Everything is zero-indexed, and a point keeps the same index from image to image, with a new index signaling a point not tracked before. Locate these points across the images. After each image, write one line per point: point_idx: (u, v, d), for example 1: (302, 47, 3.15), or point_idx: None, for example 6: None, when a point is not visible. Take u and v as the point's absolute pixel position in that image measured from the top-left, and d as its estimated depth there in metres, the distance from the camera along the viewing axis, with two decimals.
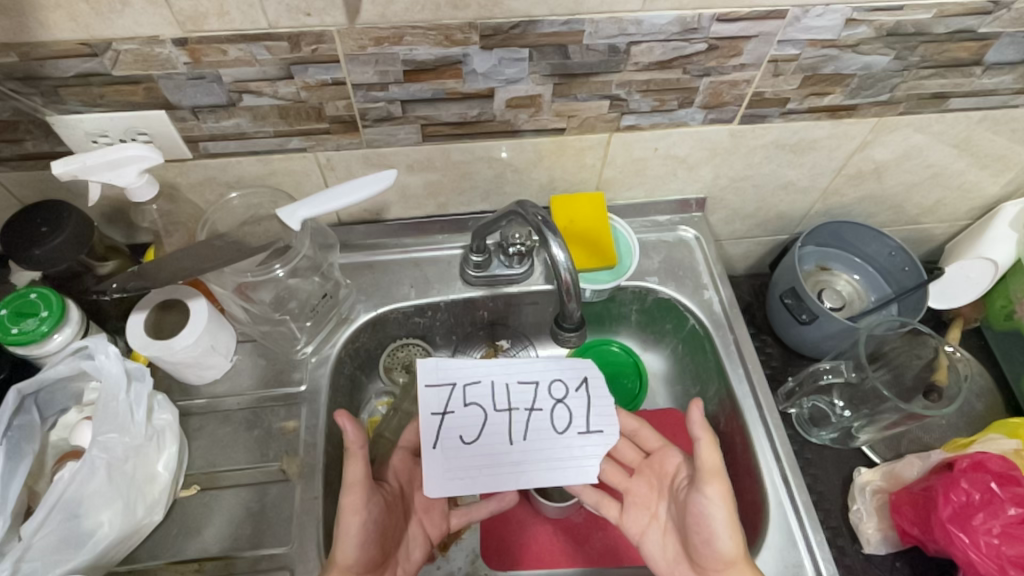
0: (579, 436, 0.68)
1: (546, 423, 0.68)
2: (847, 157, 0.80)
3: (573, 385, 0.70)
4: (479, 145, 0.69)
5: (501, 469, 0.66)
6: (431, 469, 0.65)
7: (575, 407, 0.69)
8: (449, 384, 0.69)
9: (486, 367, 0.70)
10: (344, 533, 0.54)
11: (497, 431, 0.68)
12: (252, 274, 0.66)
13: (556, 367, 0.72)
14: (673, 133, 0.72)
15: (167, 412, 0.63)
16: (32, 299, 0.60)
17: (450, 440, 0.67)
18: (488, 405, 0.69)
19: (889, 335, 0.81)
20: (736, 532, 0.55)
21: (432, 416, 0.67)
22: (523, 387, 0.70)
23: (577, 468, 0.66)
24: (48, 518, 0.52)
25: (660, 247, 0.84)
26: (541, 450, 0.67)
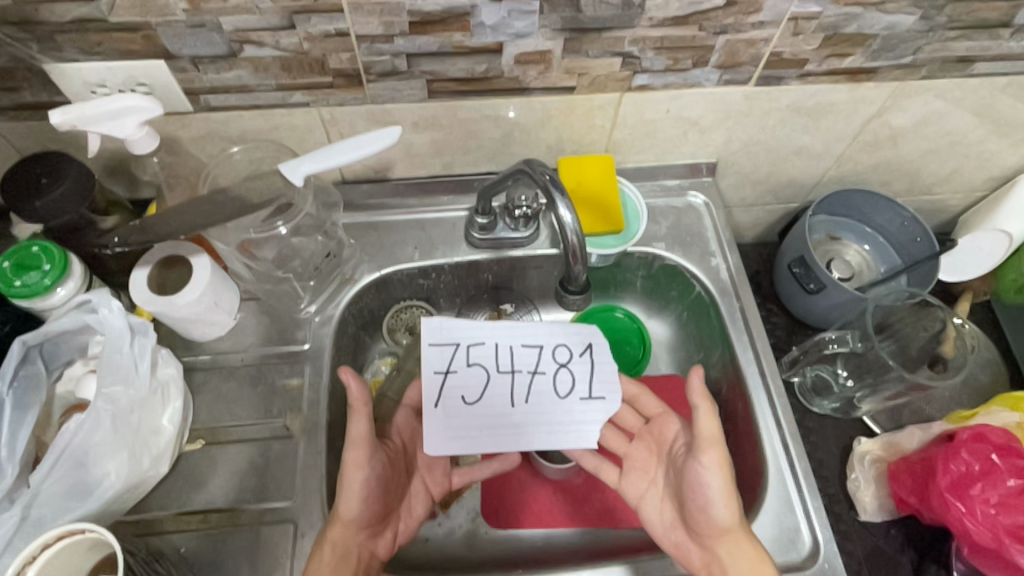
0: (580, 401, 0.67)
1: (548, 388, 0.67)
2: (864, 123, 0.78)
3: (577, 350, 0.69)
4: (486, 103, 0.68)
5: (501, 431, 0.65)
6: (431, 427, 0.64)
7: (578, 372, 0.68)
8: (453, 344, 0.67)
9: (491, 328, 0.68)
10: (348, 487, 0.55)
11: (499, 393, 0.66)
12: (255, 230, 0.66)
13: (561, 331, 0.70)
14: (687, 94, 0.70)
15: (171, 366, 0.63)
16: (34, 251, 0.60)
17: (451, 400, 0.65)
18: (491, 366, 0.67)
19: (897, 306, 0.81)
20: (732, 500, 0.55)
21: (434, 375, 0.66)
22: (526, 351, 0.68)
23: (577, 433, 0.66)
24: (56, 466, 0.53)
25: (669, 212, 0.82)
26: (542, 414, 0.66)
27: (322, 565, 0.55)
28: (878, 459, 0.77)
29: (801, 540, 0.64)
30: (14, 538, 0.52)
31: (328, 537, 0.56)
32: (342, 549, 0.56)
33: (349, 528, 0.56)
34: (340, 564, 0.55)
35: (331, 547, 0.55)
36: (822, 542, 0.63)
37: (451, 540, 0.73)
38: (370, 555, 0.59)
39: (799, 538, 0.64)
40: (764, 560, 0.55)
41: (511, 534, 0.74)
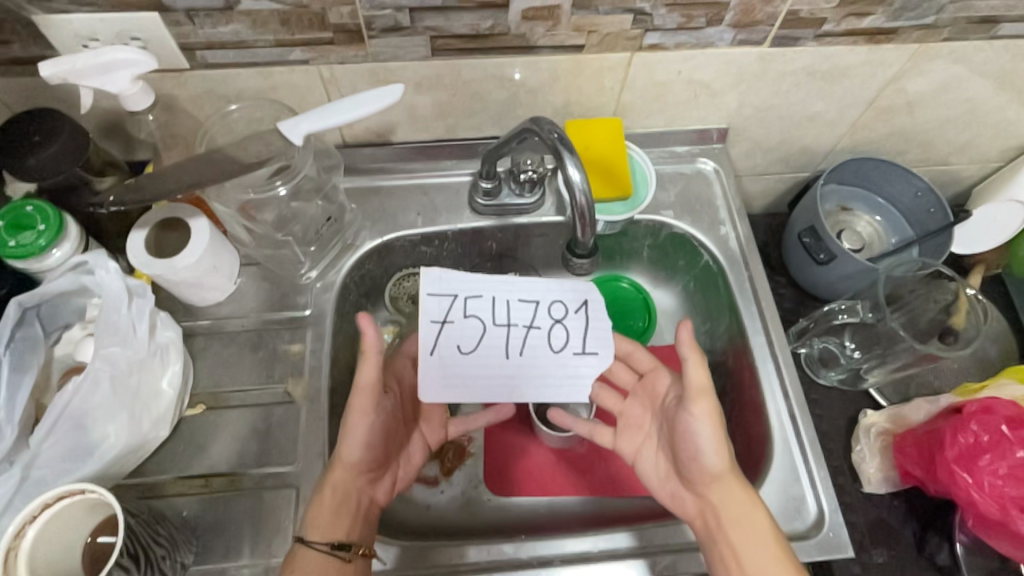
0: (574, 356, 0.65)
1: (543, 342, 0.64)
2: (880, 88, 0.75)
3: (573, 307, 0.66)
4: (491, 62, 0.65)
5: (495, 382, 0.63)
6: (426, 376, 0.61)
7: (573, 328, 0.65)
8: (451, 295, 0.64)
9: (489, 280, 0.65)
10: (352, 433, 0.55)
11: (495, 345, 0.64)
12: (255, 190, 0.64)
13: (558, 287, 0.67)
14: (699, 54, 0.67)
15: (171, 329, 0.62)
16: (29, 212, 0.59)
17: (447, 350, 0.63)
18: (488, 318, 0.64)
19: (907, 278, 0.79)
20: (723, 448, 0.54)
21: (430, 325, 0.63)
22: (523, 305, 0.65)
23: (570, 387, 0.64)
24: (55, 428, 0.53)
25: (677, 179, 0.81)
26: (536, 368, 0.64)
27: (323, 507, 0.55)
28: (884, 431, 0.76)
29: (806, 509, 0.63)
30: (14, 498, 0.52)
31: (328, 483, 0.56)
32: (343, 492, 0.56)
33: (352, 473, 0.56)
34: (340, 507, 0.55)
35: (333, 491, 0.55)
36: (827, 511, 0.63)
37: (454, 506, 0.73)
38: (370, 500, 0.59)
39: (805, 508, 0.63)
40: (757, 506, 0.55)
41: (513, 503, 0.74)
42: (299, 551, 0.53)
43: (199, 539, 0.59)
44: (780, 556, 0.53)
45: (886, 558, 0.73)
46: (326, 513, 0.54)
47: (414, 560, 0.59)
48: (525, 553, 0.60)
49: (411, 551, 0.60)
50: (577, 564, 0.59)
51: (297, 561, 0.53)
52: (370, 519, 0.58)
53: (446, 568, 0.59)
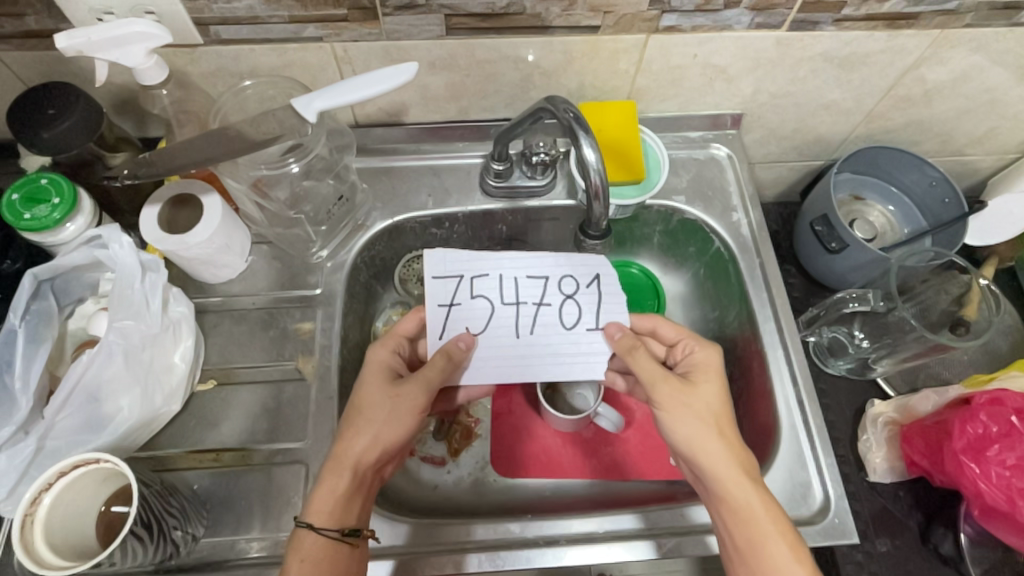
0: (587, 332, 0.64)
1: (554, 319, 0.64)
2: (898, 76, 0.74)
3: (584, 282, 0.66)
4: (506, 42, 0.65)
5: (507, 362, 0.63)
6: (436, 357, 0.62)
7: (585, 304, 0.65)
8: (457, 277, 0.65)
9: (496, 259, 0.66)
10: (399, 421, 0.57)
11: (504, 324, 0.64)
12: (267, 167, 0.63)
13: (567, 262, 0.66)
14: (716, 37, 0.66)
15: (182, 305, 0.62)
16: (43, 184, 0.59)
17: (456, 332, 0.63)
18: (496, 298, 0.65)
19: (919, 268, 0.78)
20: (689, 430, 0.56)
21: (437, 308, 0.63)
22: (531, 283, 0.65)
23: (584, 363, 0.64)
24: (70, 400, 0.53)
25: (690, 165, 0.80)
26: (548, 344, 0.64)
27: (337, 493, 0.54)
28: (891, 422, 0.76)
29: (812, 495, 0.64)
30: (30, 468, 0.53)
31: (349, 463, 0.55)
32: (359, 477, 0.56)
33: (378, 460, 0.57)
34: (355, 492, 0.55)
35: (352, 476, 0.55)
36: (833, 497, 0.63)
37: (460, 486, 0.74)
38: (379, 480, 0.59)
39: (811, 493, 0.64)
40: (745, 483, 0.54)
41: (520, 484, 0.75)
42: (306, 536, 0.53)
43: (210, 513, 0.60)
44: (774, 532, 0.52)
45: (890, 548, 0.73)
46: (336, 501, 0.54)
47: (421, 537, 0.60)
48: (531, 532, 0.60)
49: (417, 527, 0.60)
50: (582, 544, 0.59)
51: (308, 545, 0.52)
52: (372, 496, 0.58)
53: (452, 546, 0.59)
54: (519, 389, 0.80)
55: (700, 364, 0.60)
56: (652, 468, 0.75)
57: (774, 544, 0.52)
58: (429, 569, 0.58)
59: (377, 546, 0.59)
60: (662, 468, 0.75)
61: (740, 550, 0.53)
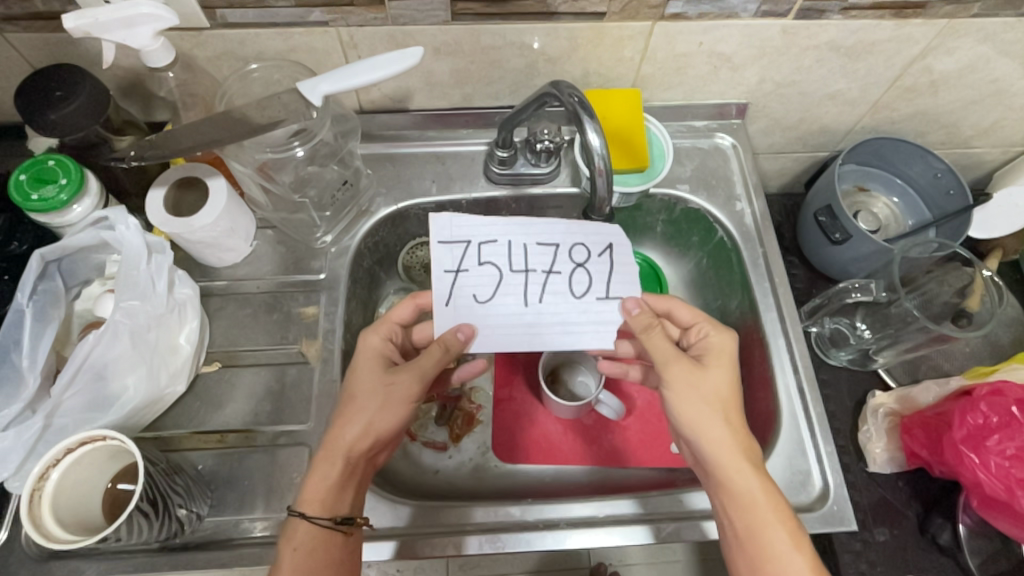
0: (597, 302, 0.61)
1: (564, 287, 0.61)
2: (905, 66, 0.73)
3: (596, 250, 0.62)
4: (511, 28, 0.65)
5: (514, 332, 0.60)
6: (442, 324, 0.59)
7: (596, 273, 0.61)
8: (463, 242, 0.61)
9: (505, 224, 0.61)
10: (387, 414, 0.56)
11: (512, 292, 0.61)
12: (272, 151, 0.63)
13: (579, 229, 0.62)
14: (722, 25, 0.66)
15: (188, 287, 0.62)
16: (50, 166, 0.59)
17: (462, 299, 0.60)
18: (504, 265, 0.61)
19: (922, 259, 0.78)
20: (698, 412, 0.56)
21: (444, 275, 0.60)
22: (541, 250, 0.61)
23: (594, 333, 0.60)
24: (76, 378, 0.53)
25: (694, 154, 0.81)
26: (557, 313, 0.60)
27: (329, 482, 0.54)
28: (892, 413, 0.76)
29: (811, 483, 0.64)
30: (37, 444, 0.54)
31: (342, 455, 0.55)
32: (351, 466, 0.55)
33: (371, 448, 0.56)
34: (347, 480, 0.55)
35: (344, 465, 0.55)
36: (833, 485, 0.63)
37: (461, 471, 0.74)
38: (373, 467, 0.58)
39: (810, 481, 0.64)
40: (745, 470, 0.54)
41: (521, 470, 0.75)
42: (299, 525, 0.52)
43: (213, 492, 0.60)
44: (773, 519, 0.52)
45: (888, 537, 0.73)
46: (328, 489, 0.54)
47: (422, 519, 0.60)
48: (531, 515, 0.61)
49: (419, 509, 0.61)
50: (581, 527, 0.60)
51: (301, 534, 0.52)
52: (366, 484, 0.58)
53: (452, 528, 0.60)
54: (521, 377, 0.81)
55: (714, 348, 0.60)
56: (654, 455, 0.76)
57: (774, 531, 0.52)
58: (429, 550, 0.58)
59: (378, 527, 0.60)
60: (662, 455, 0.76)
61: (737, 534, 0.54)
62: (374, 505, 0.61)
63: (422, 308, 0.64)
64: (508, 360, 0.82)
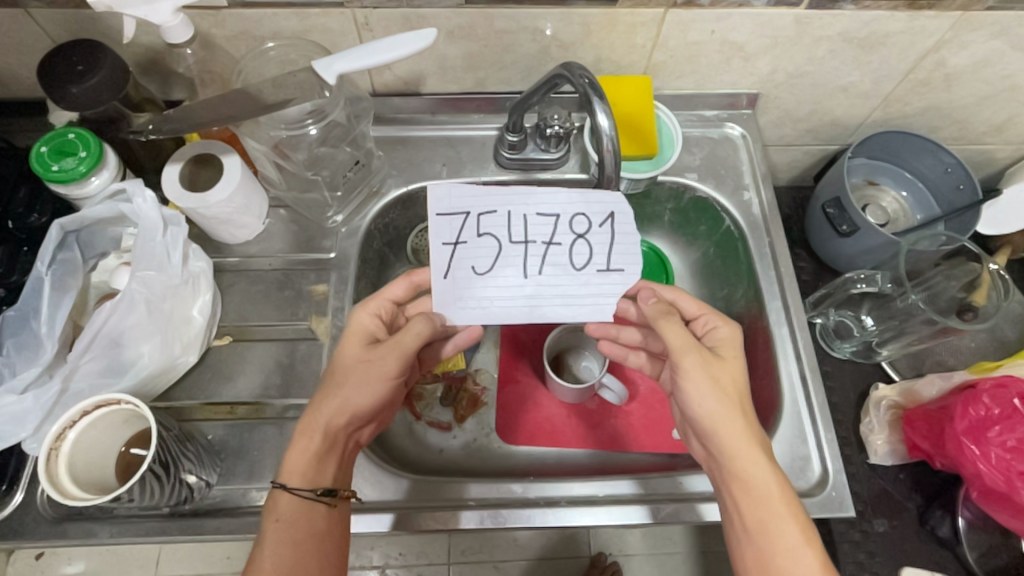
0: (598, 274, 0.60)
1: (564, 259, 0.60)
2: (918, 59, 0.73)
3: (597, 221, 0.61)
4: (525, 13, 0.65)
5: (513, 305, 0.60)
6: (440, 297, 0.60)
7: (597, 244, 0.60)
8: (462, 214, 0.60)
9: (504, 194, 0.60)
10: (356, 390, 0.56)
11: (512, 264, 0.60)
12: (286, 129, 0.64)
13: (581, 198, 0.61)
14: (734, 14, 0.66)
15: (202, 260, 0.63)
16: (71, 139, 0.61)
17: (461, 271, 0.60)
18: (504, 236, 0.60)
19: (930, 252, 0.78)
20: (711, 403, 0.56)
21: (442, 247, 0.60)
22: (542, 221, 0.60)
23: (593, 306, 0.60)
24: (92, 345, 0.55)
25: (704, 143, 0.81)
26: (556, 285, 0.60)
27: (309, 454, 0.55)
28: (894, 405, 0.76)
29: (810, 469, 0.64)
30: (55, 408, 0.55)
31: (320, 428, 0.55)
32: (331, 438, 0.56)
33: (350, 422, 0.57)
34: (327, 453, 0.56)
35: (324, 437, 0.56)
36: (831, 471, 0.64)
37: (465, 451, 0.75)
38: (355, 443, 0.60)
39: (809, 467, 0.65)
40: (761, 463, 0.54)
41: (522, 451, 0.76)
42: (281, 495, 0.54)
43: (223, 462, 0.62)
44: (786, 512, 0.53)
45: (887, 528, 0.74)
46: (309, 461, 0.55)
47: (423, 492, 0.62)
48: (532, 493, 0.62)
49: (419, 484, 0.62)
50: (579, 505, 0.61)
51: (283, 506, 0.53)
52: (348, 460, 0.59)
53: (454, 502, 0.61)
54: (526, 360, 0.82)
55: (724, 340, 0.60)
56: (654, 441, 0.77)
57: (784, 523, 0.52)
58: (430, 523, 0.60)
59: (380, 499, 0.61)
60: (662, 441, 0.76)
61: (749, 526, 0.54)
62: (376, 479, 0.62)
63: (417, 286, 0.63)
64: (513, 343, 0.83)
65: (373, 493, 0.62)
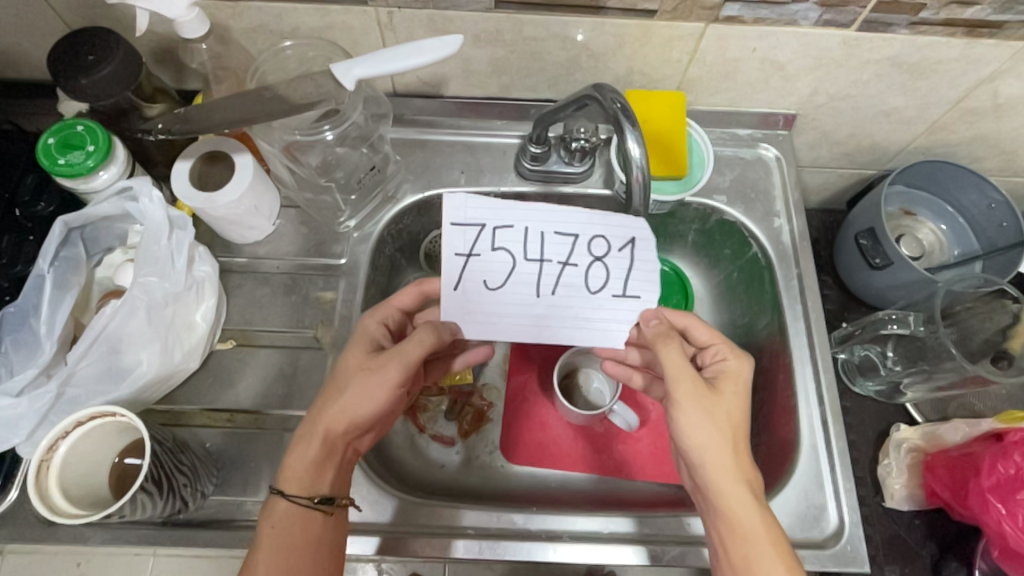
0: (611, 298, 0.56)
1: (579, 281, 0.56)
2: (971, 87, 0.69)
3: (617, 245, 0.56)
4: (556, 21, 0.61)
5: (523, 321, 0.57)
6: (448, 310, 0.55)
7: (615, 268, 0.56)
8: (477, 226, 0.54)
9: (524, 209, 0.55)
10: (360, 394, 0.54)
11: (525, 281, 0.56)
12: (302, 132, 0.62)
13: (603, 219, 0.56)
14: (779, 32, 0.62)
15: (207, 265, 0.62)
16: (79, 131, 0.59)
17: (472, 284, 0.55)
18: (518, 252, 0.55)
19: (966, 293, 0.74)
20: (705, 435, 0.53)
21: (453, 258, 0.55)
22: (559, 240, 0.56)
23: (604, 330, 0.57)
24: (92, 349, 0.54)
25: (735, 164, 0.77)
26: (569, 306, 0.56)
27: (307, 459, 0.53)
28: (916, 449, 0.73)
29: (825, 518, 0.62)
30: (50, 412, 0.54)
31: (319, 433, 0.54)
32: (330, 445, 0.55)
33: (350, 430, 0.55)
34: (327, 459, 0.54)
35: (322, 444, 0.54)
36: (847, 524, 0.61)
37: (467, 467, 0.74)
38: (354, 450, 0.58)
39: (824, 517, 0.62)
40: (747, 501, 0.52)
41: (526, 472, 0.74)
42: (279, 500, 0.53)
43: (220, 471, 0.61)
44: (771, 555, 0.50)
45: None
46: (307, 465, 0.53)
47: (424, 515, 0.60)
48: (534, 525, 0.60)
49: (420, 506, 0.61)
50: (584, 542, 0.59)
51: (279, 512, 0.52)
52: (348, 467, 0.57)
53: (451, 529, 0.60)
54: (535, 377, 0.80)
55: (730, 373, 0.57)
56: (662, 471, 0.74)
57: (768, 565, 0.50)
58: (426, 550, 0.58)
59: (379, 521, 0.60)
60: (670, 471, 0.74)
61: (732, 564, 0.52)
62: (374, 499, 0.60)
63: (427, 296, 0.61)
64: (523, 359, 0.81)
65: (371, 514, 0.60)
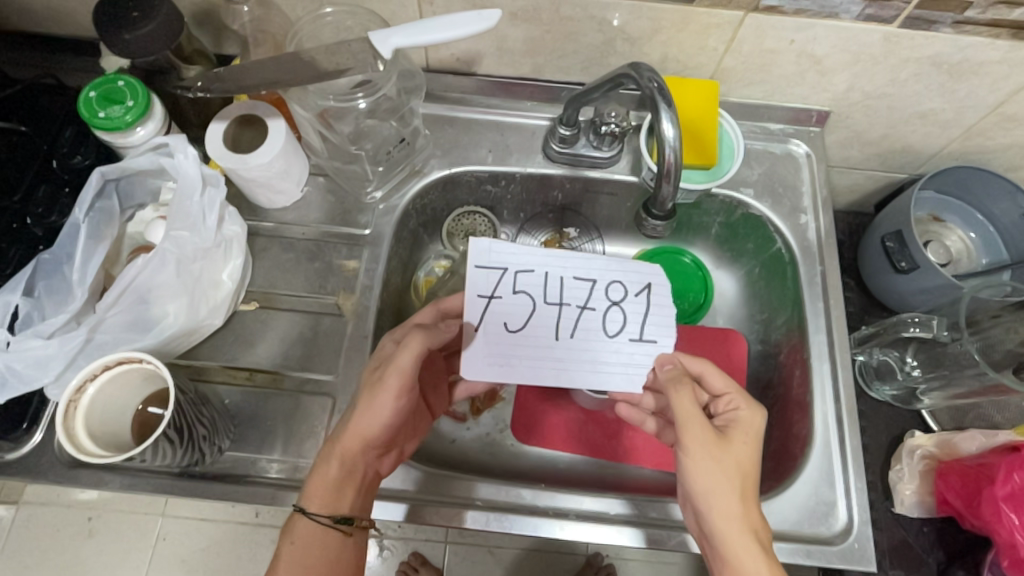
0: (630, 343, 0.59)
1: (597, 324, 0.59)
2: (1011, 92, 0.68)
3: (633, 290, 0.60)
4: (594, 2, 0.61)
5: (543, 365, 0.58)
6: (468, 347, 0.57)
7: (631, 313, 0.59)
8: (501, 270, 0.59)
9: (545, 255, 0.60)
10: (375, 409, 0.53)
11: (545, 323, 0.59)
12: (335, 99, 0.62)
13: (618, 265, 0.60)
14: (819, 25, 0.61)
15: (236, 224, 0.63)
16: (119, 87, 0.60)
17: (494, 326, 0.58)
18: (538, 296, 0.59)
19: (992, 302, 0.73)
20: (712, 484, 0.50)
21: (476, 299, 0.58)
22: (578, 284, 0.60)
23: (623, 374, 0.58)
24: (121, 298, 0.55)
25: (764, 158, 0.77)
26: (588, 350, 0.58)
27: (328, 481, 0.53)
28: (929, 456, 0.72)
29: (835, 515, 0.62)
30: (77, 356, 0.55)
31: (337, 454, 0.53)
32: (350, 465, 0.54)
33: (367, 449, 0.54)
34: (346, 480, 0.54)
35: (341, 464, 0.53)
36: (857, 523, 0.61)
37: (478, 444, 0.75)
38: (375, 471, 0.56)
39: (834, 513, 0.62)
40: (756, 556, 0.48)
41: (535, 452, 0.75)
42: (300, 518, 0.53)
43: (237, 427, 0.62)
44: None
45: None
46: (327, 487, 0.53)
47: (433, 485, 0.61)
48: (542, 501, 0.61)
49: (429, 476, 0.61)
50: (591, 522, 0.59)
51: (299, 527, 0.53)
52: (369, 488, 0.56)
53: (459, 500, 0.60)
54: None
55: (742, 422, 0.53)
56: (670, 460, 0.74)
57: None
58: (435, 519, 0.59)
59: (390, 487, 0.60)
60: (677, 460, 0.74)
61: None
62: None
63: (443, 313, 0.60)
64: None
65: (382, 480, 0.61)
